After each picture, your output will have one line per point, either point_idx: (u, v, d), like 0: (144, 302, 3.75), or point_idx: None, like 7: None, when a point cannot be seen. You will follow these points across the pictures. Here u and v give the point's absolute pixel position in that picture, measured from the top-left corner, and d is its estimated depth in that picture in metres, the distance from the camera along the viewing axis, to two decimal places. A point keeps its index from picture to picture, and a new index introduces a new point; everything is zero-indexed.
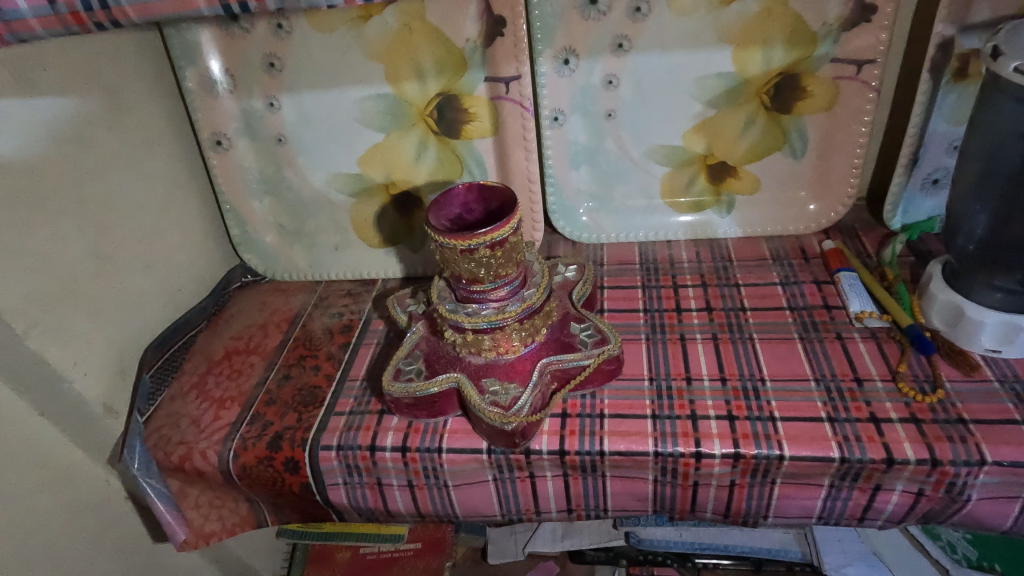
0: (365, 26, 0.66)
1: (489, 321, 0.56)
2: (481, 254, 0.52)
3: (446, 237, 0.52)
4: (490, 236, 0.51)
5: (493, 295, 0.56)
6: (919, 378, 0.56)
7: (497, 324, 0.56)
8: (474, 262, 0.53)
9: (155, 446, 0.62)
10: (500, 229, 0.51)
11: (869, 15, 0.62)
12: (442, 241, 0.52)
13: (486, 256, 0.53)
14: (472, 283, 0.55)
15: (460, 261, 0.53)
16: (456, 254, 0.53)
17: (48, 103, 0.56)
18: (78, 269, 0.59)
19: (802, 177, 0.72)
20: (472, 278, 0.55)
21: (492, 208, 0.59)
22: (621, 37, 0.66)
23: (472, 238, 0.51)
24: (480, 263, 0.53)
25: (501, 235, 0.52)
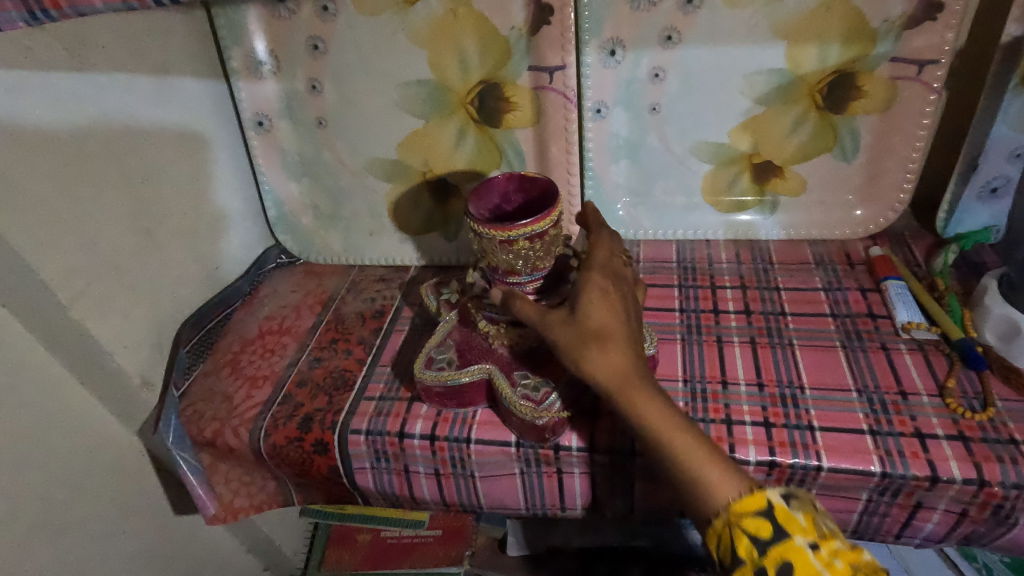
0: (410, 11, 0.66)
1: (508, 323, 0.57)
2: (517, 247, 0.52)
3: (485, 226, 0.51)
4: (530, 228, 0.51)
5: (529, 288, 0.55)
6: (968, 395, 0.53)
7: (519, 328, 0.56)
8: (510, 255, 0.52)
9: (189, 421, 0.63)
10: (538, 223, 0.51)
11: (935, 13, 0.59)
12: (481, 229, 0.52)
13: (523, 250, 0.52)
14: (510, 276, 0.54)
15: (498, 254, 0.53)
16: (493, 247, 0.52)
17: (99, 80, 0.57)
18: (122, 244, 0.60)
19: (851, 181, 0.70)
20: (509, 271, 0.54)
21: (532, 200, 0.58)
22: (671, 29, 0.64)
23: (511, 229, 0.50)
24: (515, 257, 0.52)
25: (540, 228, 0.51)
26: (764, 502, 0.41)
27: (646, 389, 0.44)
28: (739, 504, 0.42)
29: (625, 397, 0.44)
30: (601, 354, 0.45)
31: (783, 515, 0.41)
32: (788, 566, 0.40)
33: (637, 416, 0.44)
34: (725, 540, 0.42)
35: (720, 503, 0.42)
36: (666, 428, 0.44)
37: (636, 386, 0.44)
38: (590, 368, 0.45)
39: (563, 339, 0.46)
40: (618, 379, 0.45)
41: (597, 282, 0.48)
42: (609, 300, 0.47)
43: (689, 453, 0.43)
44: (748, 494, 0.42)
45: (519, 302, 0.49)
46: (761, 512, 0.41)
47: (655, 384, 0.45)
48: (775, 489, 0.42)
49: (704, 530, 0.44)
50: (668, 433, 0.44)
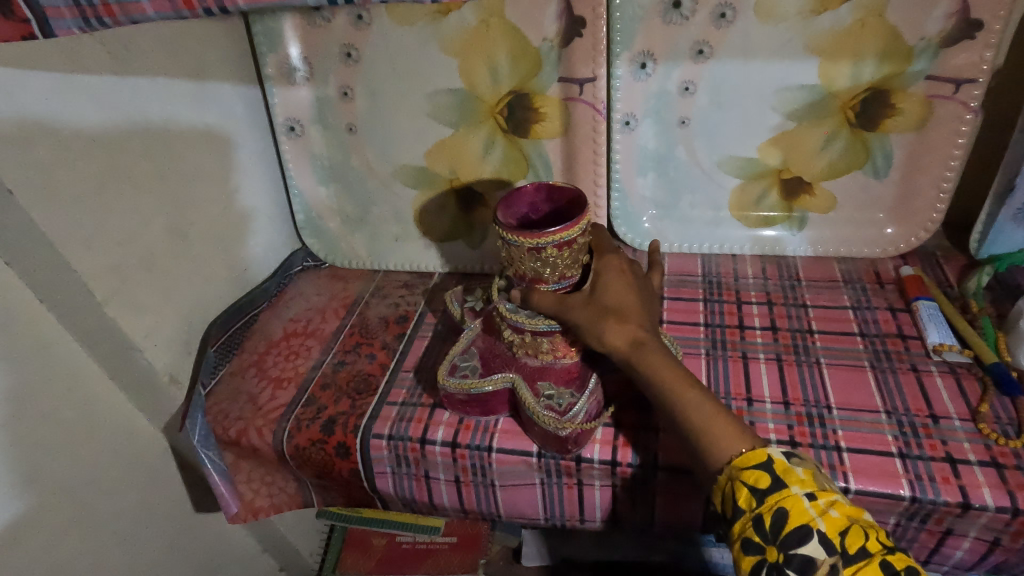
0: (443, 21, 0.66)
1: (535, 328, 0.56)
2: (545, 255, 0.52)
3: (512, 233, 0.52)
4: (558, 237, 0.51)
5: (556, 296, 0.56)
6: (1002, 421, 0.52)
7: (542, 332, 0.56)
8: (538, 263, 0.53)
9: (214, 420, 0.64)
10: (567, 230, 0.51)
11: (974, 31, 0.58)
12: (508, 237, 0.52)
13: (551, 257, 0.52)
14: (538, 283, 0.55)
15: (526, 262, 0.53)
16: (521, 255, 0.53)
17: (140, 83, 0.59)
18: (156, 244, 0.61)
19: (882, 199, 0.69)
20: (536, 278, 0.54)
21: (560, 207, 0.58)
22: (702, 43, 0.64)
23: (540, 237, 0.50)
24: (543, 265, 0.53)
25: (569, 236, 0.51)
26: (764, 456, 0.42)
27: (659, 356, 0.48)
28: (741, 458, 0.43)
29: (640, 363, 0.48)
30: (617, 324, 0.50)
31: (782, 469, 0.42)
32: (783, 513, 0.40)
33: (651, 381, 0.47)
34: (726, 494, 0.43)
35: (725, 458, 0.44)
36: (678, 389, 0.46)
37: (648, 351, 0.48)
38: (608, 338, 0.49)
39: (583, 314, 0.51)
40: (633, 347, 0.49)
41: (614, 260, 0.55)
42: (625, 276, 0.54)
43: (701, 415, 0.45)
44: (751, 450, 0.43)
45: (536, 294, 0.53)
46: (758, 464, 0.42)
47: (669, 353, 0.49)
48: (776, 447, 0.43)
49: (711, 489, 0.45)
50: (680, 396, 0.46)
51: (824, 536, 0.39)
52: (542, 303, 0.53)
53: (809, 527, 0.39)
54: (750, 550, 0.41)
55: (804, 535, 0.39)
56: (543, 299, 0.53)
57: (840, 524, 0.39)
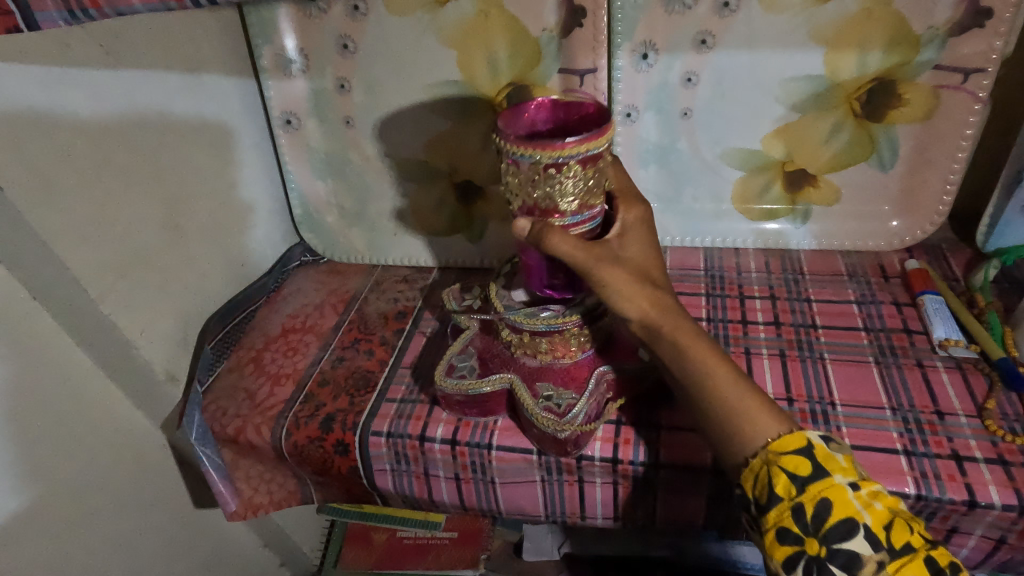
0: (441, 11, 0.65)
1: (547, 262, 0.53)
2: (558, 178, 0.45)
3: (516, 145, 0.45)
4: (585, 148, 0.44)
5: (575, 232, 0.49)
6: (1009, 417, 0.51)
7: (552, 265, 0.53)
8: (549, 189, 0.46)
9: (212, 417, 0.63)
10: (577, 145, 0.44)
11: (983, 19, 0.57)
12: (512, 151, 0.45)
13: (565, 181, 0.46)
14: (553, 215, 0.48)
15: (535, 187, 0.46)
16: (529, 177, 0.46)
17: (133, 76, 0.58)
18: (151, 240, 0.60)
19: (887, 191, 0.68)
20: (549, 209, 0.47)
21: (566, 120, 0.53)
22: (705, 33, 0.63)
23: (564, 147, 0.44)
24: (554, 192, 0.46)
25: (582, 150, 0.45)
26: (803, 440, 0.41)
27: (691, 334, 0.44)
28: (779, 442, 0.41)
29: (666, 338, 0.45)
30: (647, 299, 0.45)
31: (823, 456, 0.41)
32: (828, 504, 0.39)
33: (680, 359, 0.44)
34: (762, 478, 0.41)
35: (760, 443, 0.42)
36: (721, 382, 0.43)
37: (676, 326, 0.45)
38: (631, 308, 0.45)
39: (613, 278, 0.45)
40: (658, 318, 0.45)
41: (636, 211, 0.51)
42: (648, 230, 0.50)
43: (741, 406, 0.43)
44: (787, 433, 0.42)
45: (555, 236, 0.45)
46: (799, 449, 0.41)
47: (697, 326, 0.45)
48: (815, 432, 0.42)
49: (737, 472, 0.43)
50: (720, 390, 0.43)
51: (870, 531, 0.39)
52: (558, 252, 0.45)
53: (855, 521, 0.39)
54: (786, 540, 0.40)
55: (850, 530, 0.39)
56: (559, 244, 0.45)
57: (884, 517, 0.39)
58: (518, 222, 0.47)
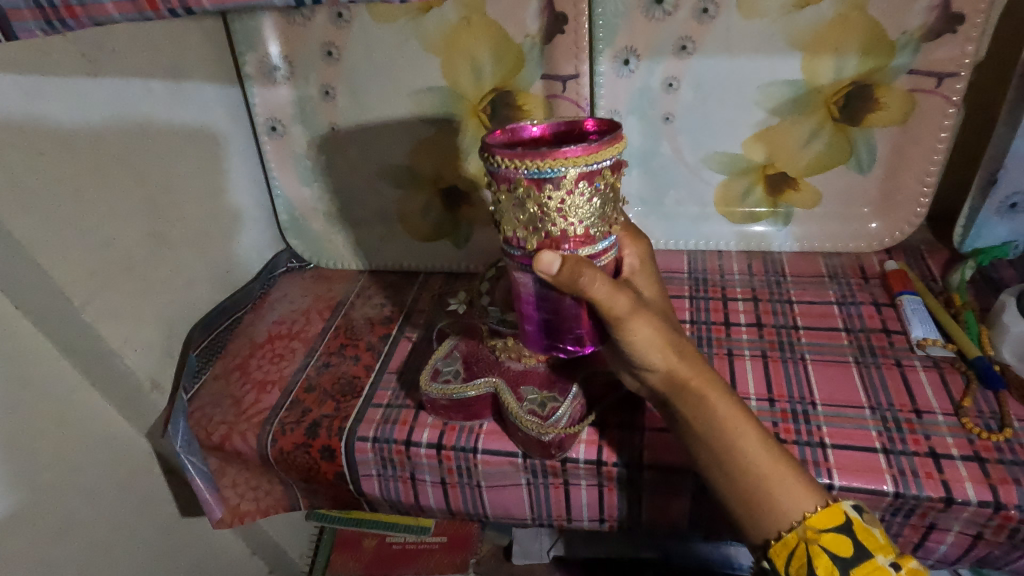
0: (424, 18, 0.66)
1: (545, 291, 0.42)
2: (584, 196, 0.37)
3: (533, 158, 0.36)
4: (615, 148, 0.38)
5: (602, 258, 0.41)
6: (985, 415, 0.52)
7: (552, 294, 0.42)
8: (574, 212, 0.38)
9: (197, 425, 0.63)
10: (605, 148, 0.37)
11: (955, 25, 0.58)
12: (527, 167, 0.36)
13: (592, 197, 0.38)
14: (580, 247, 0.40)
15: (558, 211, 0.38)
16: (550, 200, 0.37)
17: (114, 83, 0.58)
18: (134, 248, 0.60)
19: (866, 193, 0.69)
20: (574, 238, 0.39)
21: (560, 126, 0.44)
22: (685, 39, 0.64)
23: (598, 148, 0.36)
24: (580, 215, 0.38)
25: (609, 155, 0.37)
26: (841, 514, 0.42)
27: (713, 386, 0.45)
28: (816, 517, 0.42)
29: (693, 391, 0.45)
30: (672, 351, 0.45)
31: (858, 530, 0.42)
32: None
33: (705, 413, 0.44)
34: (801, 558, 0.41)
35: (795, 517, 0.42)
36: (750, 446, 0.44)
37: (700, 377, 0.45)
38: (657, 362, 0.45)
39: (647, 330, 0.43)
40: (682, 371, 0.45)
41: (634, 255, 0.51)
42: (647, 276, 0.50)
43: (771, 473, 0.43)
44: (824, 508, 0.42)
45: (597, 282, 0.39)
46: (836, 526, 0.42)
47: (716, 377, 0.46)
48: (848, 503, 0.43)
49: (768, 546, 0.43)
50: (752, 456, 0.43)
51: None
52: (595, 298, 0.40)
53: None
54: None
55: None
56: (598, 291, 0.39)
57: None
58: (543, 254, 0.37)
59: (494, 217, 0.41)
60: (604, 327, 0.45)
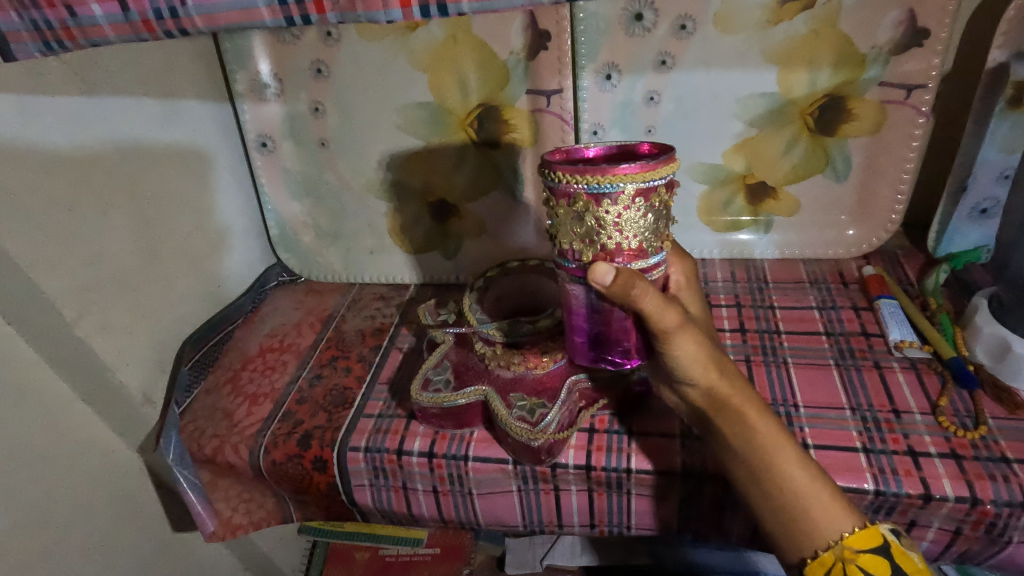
0: (411, 36, 0.67)
1: (595, 303, 0.45)
2: (639, 212, 0.40)
3: (594, 174, 0.38)
4: (669, 168, 0.40)
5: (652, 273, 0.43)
6: (960, 413, 0.54)
7: (601, 305, 0.45)
8: (629, 227, 0.40)
9: (190, 438, 0.63)
10: (661, 167, 0.39)
11: (921, 39, 0.61)
12: (587, 182, 0.38)
13: (646, 213, 0.40)
14: (632, 260, 0.42)
15: (614, 225, 0.40)
16: (607, 214, 0.39)
17: (106, 102, 0.59)
18: (125, 263, 0.61)
19: (844, 201, 0.71)
20: (628, 252, 0.41)
21: (613, 148, 0.45)
22: (665, 54, 0.66)
23: (655, 168, 0.38)
24: (635, 229, 0.40)
25: (665, 173, 0.39)
26: (879, 536, 0.42)
27: (752, 405, 0.46)
28: (854, 537, 0.42)
29: (732, 409, 0.45)
30: (715, 369, 0.46)
31: (896, 553, 0.42)
32: None
33: (744, 431, 0.45)
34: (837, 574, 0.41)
35: (833, 536, 0.42)
36: (789, 467, 0.44)
37: (741, 396, 0.46)
38: (699, 379, 0.46)
39: (692, 347, 0.45)
40: (722, 388, 0.46)
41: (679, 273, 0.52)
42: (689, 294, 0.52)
43: (809, 492, 0.43)
44: (862, 529, 0.42)
45: (647, 295, 0.40)
46: (874, 547, 0.42)
47: (756, 396, 0.47)
48: (885, 526, 0.43)
49: (803, 561, 0.43)
50: (791, 476, 0.43)
51: None
52: (645, 311, 0.41)
53: None
54: None
55: None
56: (649, 303, 0.41)
57: None
58: (599, 265, 0.39)
59: (549, 230, 0.43)
60: (650, 342, 0.47)
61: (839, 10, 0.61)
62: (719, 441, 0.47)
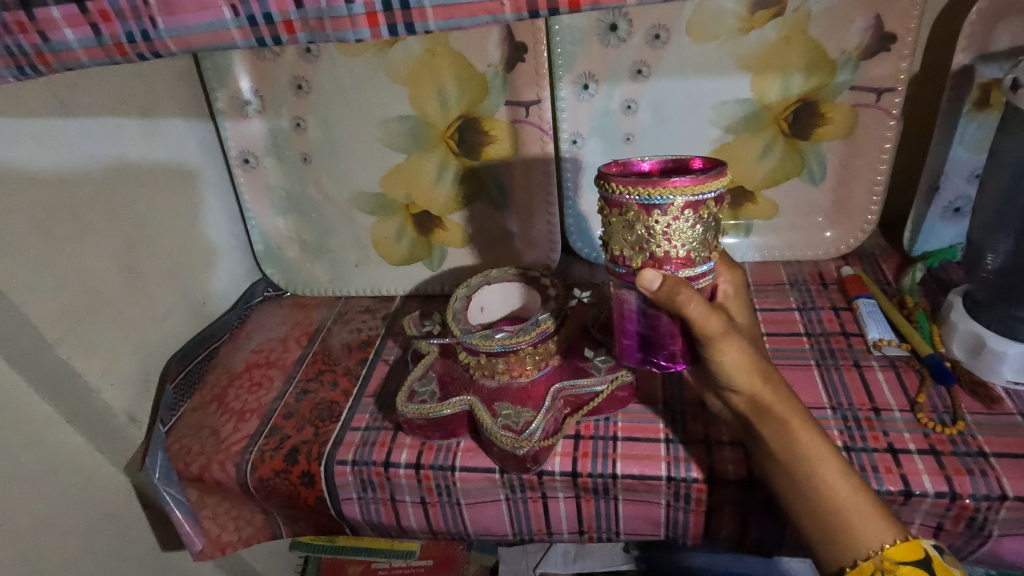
0: (390, 51, 0.68)
1: (644, 307, 0.46)
2: (688, 223, 0.40)
3: (645, 186, 0.39)
4: (720, 180, 0.40)
5: (699, 281, 0.44)
6: (939, 410, 0.54)
7: (650, 311, 0.46)
8: (679, 236, 0.41)
9: (176, 457, 0.63)
10: (712, 181, 0.39)
11: (888, 44, 0.62)
12: (638, 193, 0.39)
13: (696, 224, 0.41)
14: (680, 268, 0.42)
15: (663, 234, 0.41)
16: (657, 224, 0.40)
17: (86, 124, 0.59)
18: (108, 284, 0.61)
19: (821, 204, 0.72)
20: (675, 260, 0.42)
21: (668, 161, 0.46)
22: (640, 64, 0.67)
23: (705, 181, 0.39)
24: (684, 238, 0.41)
25: (715, 186, 0.40)
26: (921, 549, 0.42)
27: (796, 413, 0.47)
28: (895, 549, 0.42)
29: (774, 416, 0.47)
30: (759, 376, 0.47)
31: (938, 565, 0.42)
32: None
33: (786, 438, 0.46)
34: None
35: (873, 546, 0.42)
36: (831, 476, 0.44)
37: (784, 404, 0.47)
38: (743, 384, 0.47)
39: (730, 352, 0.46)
40: (766, 395, 0.47)
41: (727, 283, 0.53)
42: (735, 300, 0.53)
43: (850, 501, 0.43)
44: (903, 542, 0.42)
45: (692, 301, 0.41)
46: (915, 559, 0.41)
47: (800, 405, 0.47)
48: (927, 540, 0.43)
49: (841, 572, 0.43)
50: (832, 484, 0.44)
51: None
52: (690, 318, 0.42)
53: None
54: None
55: None
56: (694, 311, 0.42)
57: None
58: (646, 272, 0.40)
59: (602, 237, 0.44)
60: (696, 347, 0.48)
61: (807, 17, 0.62)
62: (764, 451, 0.47)
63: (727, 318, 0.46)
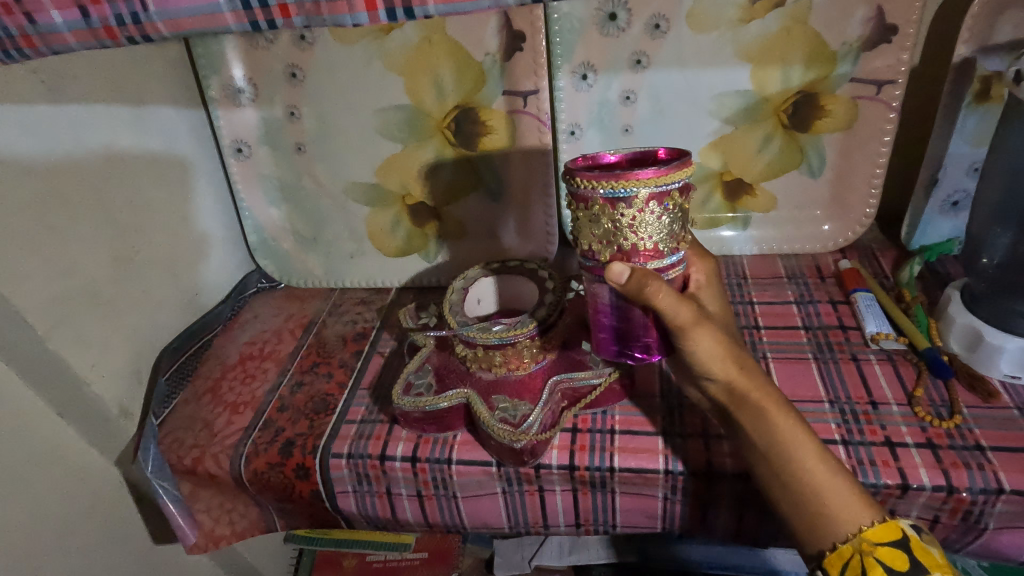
0: (386, 39, 0.67)
1: (617, 302, 0.46)
2: (653, 215, 0.40)
3: (608, 179, 0.39)
4: (683, 172, 0.40)
5: (669, 273, 0.43)
6: (936, 403, 0.55)
7: (621, 303, 0.46)
8: (645, 228, 0.40)
9: (168, 450, 0.62)
10: (675, 172, 0.39)
11: (890, 35, 0.62)
12: (602, 187, 0.39)
13: (661, 216, 0.40)
14: (648, 261, 0.42)
15: (629, 227, 0.40)
16: (623, 217, 0.40)
17: (75, 111, 0.58)
18: (99, 274, 0.60)
19: (820, 197, 0.72)
20: (645, 252, 0.42)
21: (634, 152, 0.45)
22: (640, 54, 0.66)
23: (667, 173, 0.39)
24: (649, 230, 0.40)
25: (679, 178, 0.39)
26: (898, 530, 0.42)
27: (772, 400, 0.46)
28: (872, 531, 0.42)
29: (751, 404, 0.46)
30: (733, 363, 0.46)
31: (916, 547, 0.42)
32: None
33: (764, 426, 0.45)
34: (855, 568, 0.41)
35: (851, 529, 0.43)
36: (807, 460, 0.44)
37: (762, 391, 0.46)
38: (718, 372, 0.46)
39: (708, 341, 0.45)
40: (742, 382, 0.46)
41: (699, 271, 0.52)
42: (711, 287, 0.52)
43: (826, 484, 0.43)
44: (880, 523, 0.42)
45: (661, 293, 0.40)
46: (892, 540, 0.42)
47: (778, 393, 0.47)
48: (904, 521, 0.43)
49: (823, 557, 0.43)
50: (810, 469, 0.44)
51: None
52: (659, 308, 0.41)
53: None
54: None
55: None
56: (663, 301, 0.41)
57: None
58: (613, 265, 0.39)
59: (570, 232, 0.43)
60: (670, 339, 0.47)
61: (808, 9, 0.62)
62: (744, 439, 0.47)
63: (698, 307, 0.45)
